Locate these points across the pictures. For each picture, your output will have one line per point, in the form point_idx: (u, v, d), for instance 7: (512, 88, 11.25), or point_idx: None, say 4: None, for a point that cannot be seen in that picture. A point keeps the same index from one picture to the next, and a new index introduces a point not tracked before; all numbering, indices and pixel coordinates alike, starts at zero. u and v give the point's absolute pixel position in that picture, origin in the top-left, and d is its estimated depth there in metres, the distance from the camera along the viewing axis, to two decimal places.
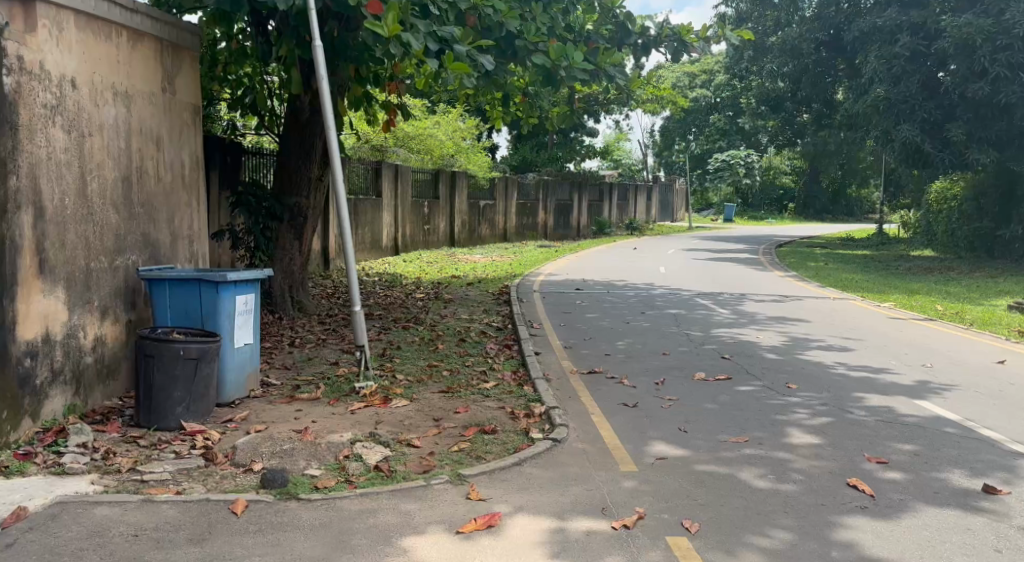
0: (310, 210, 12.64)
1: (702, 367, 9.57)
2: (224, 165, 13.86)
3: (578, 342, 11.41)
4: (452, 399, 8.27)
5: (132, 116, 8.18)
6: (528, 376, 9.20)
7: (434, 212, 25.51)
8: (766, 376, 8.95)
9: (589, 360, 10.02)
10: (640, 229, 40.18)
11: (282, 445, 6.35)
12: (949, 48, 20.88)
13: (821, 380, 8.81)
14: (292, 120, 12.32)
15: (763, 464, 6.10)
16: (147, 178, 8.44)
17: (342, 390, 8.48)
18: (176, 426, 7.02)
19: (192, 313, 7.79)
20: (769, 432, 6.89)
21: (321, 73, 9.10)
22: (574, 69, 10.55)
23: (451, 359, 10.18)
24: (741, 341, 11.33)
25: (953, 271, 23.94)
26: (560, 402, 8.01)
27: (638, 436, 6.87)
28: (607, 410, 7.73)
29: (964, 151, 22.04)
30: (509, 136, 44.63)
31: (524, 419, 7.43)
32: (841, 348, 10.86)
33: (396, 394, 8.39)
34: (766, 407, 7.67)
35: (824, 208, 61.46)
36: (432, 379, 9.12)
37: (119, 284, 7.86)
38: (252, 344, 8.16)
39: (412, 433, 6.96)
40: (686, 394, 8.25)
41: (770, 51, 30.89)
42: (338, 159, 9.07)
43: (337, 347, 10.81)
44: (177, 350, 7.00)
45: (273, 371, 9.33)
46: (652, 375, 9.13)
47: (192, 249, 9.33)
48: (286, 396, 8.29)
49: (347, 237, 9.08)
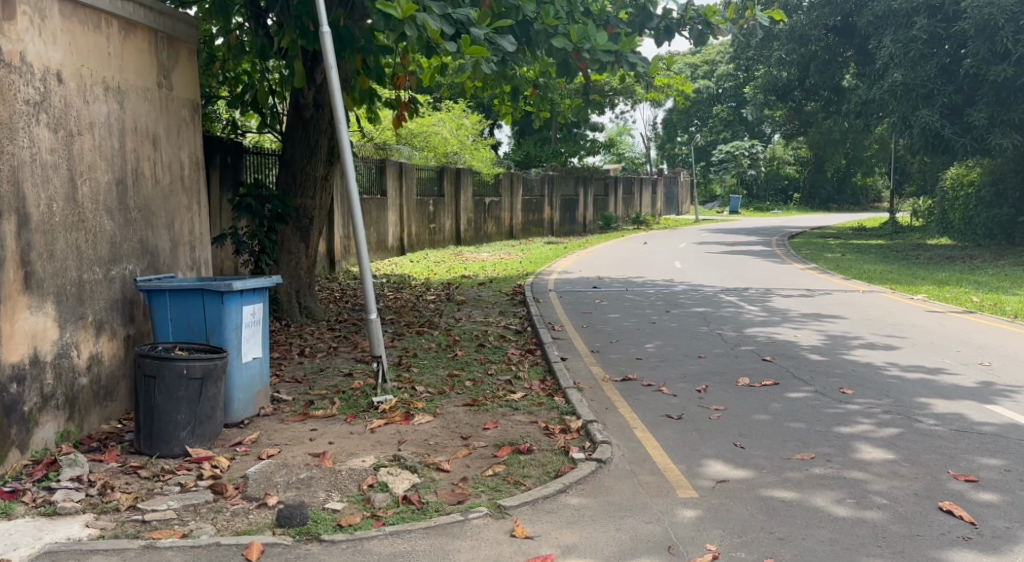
0: (316, 209, 11.97)
1: (744, 370, 9.02)
2: (226, 166, 13.23)
3: (605, 344, 10.79)
4: (478, 413, 7.62)
5: (125, 113, 7.53)
6: (557, 384, 8.54)
7: (439, 210, 24.83)
8: (816, 381, 8.41)
9: (621, 366, 9.42)
10: (647, 223, 39.49)
11: (299, 475, 5.72)
12: (969, 29, 20.18)
13: (877, 384, 8.29)
14: (296, 117, 11.72)
15: (838, 487, 5.63)
16: (143, 181, 7.80)
17: (360, 405, 7.85)
18: (180, 452, 6.37)
19: (194, 326, 7.15)
20: (836, 447, 6.39)
21: (329, 62, 8.41)
22: (597, 53, 9.89)
23: (472, 367, 9.53)
24: (779, 340, 10.76)
25: (977, 259, 23.28)
26: (597, 414, 7.38)
27: (690, 453, 6.32)
28: (651, 422, 7.13)
29: (986, 135, 21.29)
30: (510, 132, 43.77)
31: (561, 436, 6.79)
32: (886, 347, 10.33)
33: (418, 408, 7.74)
34: (825, 419, 7.15)
35: (830, 198, 59.87)
36: (455, 390, 8.47)
37: (115, 297, 7.23)
38: (261, 358, 7.52)
39: (439, 456, 6.32)
40: (734, 404, 7.67)
41: (778, 38, 30.15)
42: (348, 155, 8.40)
43: (350, 356, 10.19)
44: (178, 369, 6.34)
45: (283, 386, 8.69)
46: (692, 381, 8.54)
47: (193, 256, 8.69)
48: (298, 413, 7.65)
49: (359, 238, 8.38)
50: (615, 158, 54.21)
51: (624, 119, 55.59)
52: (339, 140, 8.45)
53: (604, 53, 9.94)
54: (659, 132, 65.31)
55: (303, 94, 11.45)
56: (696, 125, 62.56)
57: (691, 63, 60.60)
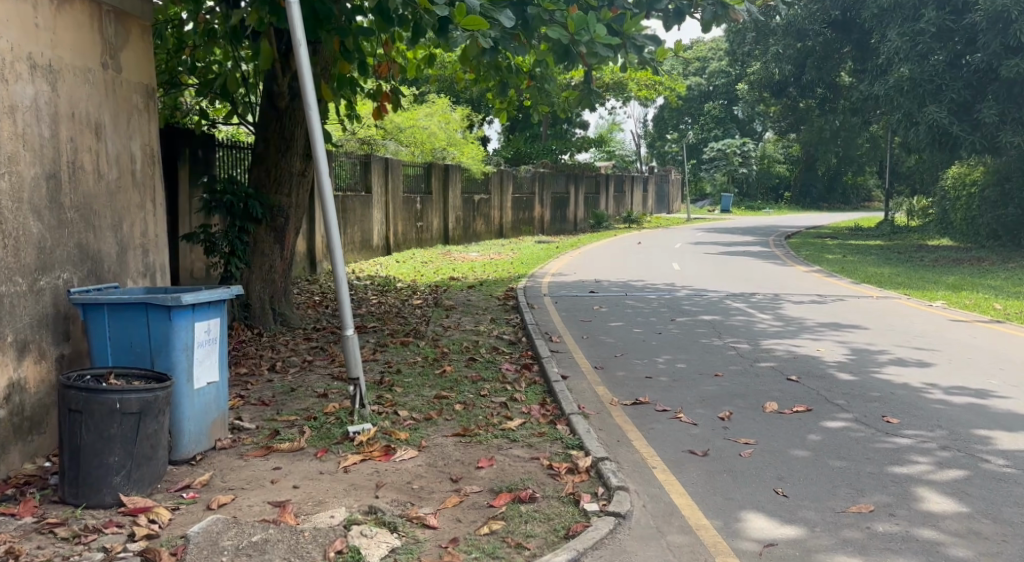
0: (292, 208, 10.90)
1: (769, 391, 8.00)
2: (196, 160, 12.11)
3: (608, 359, 9.75)
4: (471, 447, 6.56)
5: (58, 96, 6.52)
6: (559, 409, 7.50)
7: (426, 209, 23.72)
8: (854, 408, 7.41)
9: (629, 386, 8.36)
10: (638, 222, 38.57)
11: (251, 536, 4.72)
12: (980, 22, 19.25)
13: (923, 411, 7.30)
14: (269, 106, 10.67)
15: (912, 553, 4.68)
16: (84, 174, 6.78)
17: (332, 436, 6.79)
18: (112, 502, 5.32)
19: (137, 347, 6.08)
20: (897, 495, 5.40)
21: (298, 39, 7.31)
22: (596, 45, 8.66)
23: (462, 387, 8.45)
24: (800, 355, 9.73)
25: (985, 262, 22.35)
26: (608, 450, 6.35)
27: (723, 503, 5.31)
28: (672, 460, 6.10)
29: (996, 133, 20.36)
30: (499, 128, 42.62)
31: (568, 480, 5.77)
32: (920, 364, 9.32)
33: (400, 441, 6.68)
34: (876, 456, 6.17)
35: (821, 197, 59.25)
36: (443, 416, 7.42)
37: (44, 312, 6.21)
38: (218, 382, 6.45)
39: (425, 506, 5.31)
40: (765, 435, 6.65)
41: (774, 33, 29.21)
42: (321, 149, 7.31)
43: (326, 373, 9.10)
44: (110, 404, 5.28)
45: (246, 411, 7.60)
46: (713, 405, 7.52)
47: (147, 261, 7.63)
48: (261, 446, 6.58)
49: (334, 242, 7.29)
50: (607, 157, 53.20)
51: (615, 116, 54.58)
52: (309, 126, 7.35)
53: (603, 46, 8.72)
54: (648, 129, 64.36)
55: (276, 81, 10.43)
56: (687, 123, 61.67)
57: (681, 59, 59.72)
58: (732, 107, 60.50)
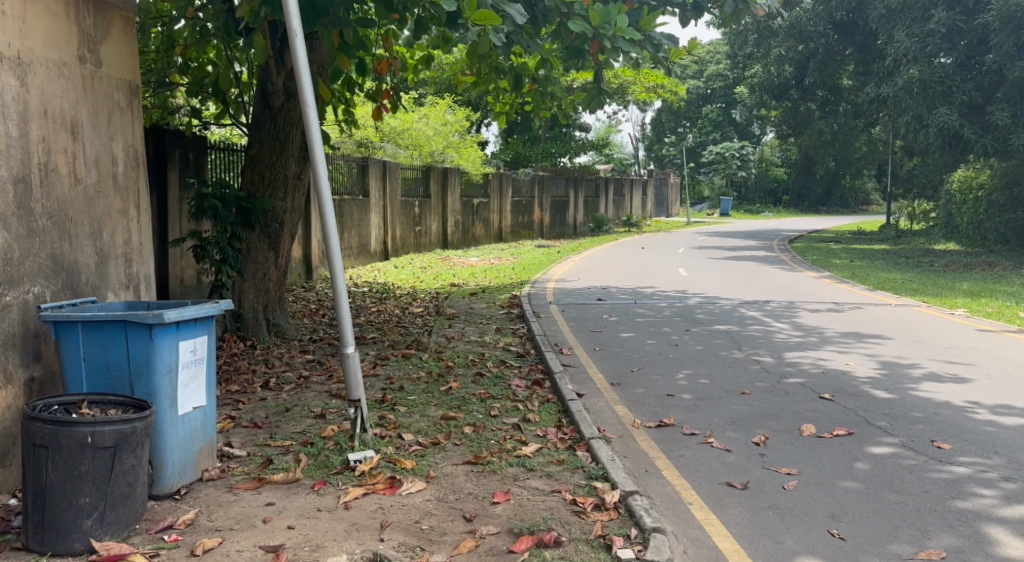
0: (287, 214, 10.29)
1: (803, 411, 7.40)
2: (187, 163, 11.51)
3: (624, 373, 9.14)
4: (484, 478, 5.94)
5: (29, 92, 5.94)
6: (578, 433, 6.88)
7: (425, 213, 23.12)
8: (899, 431, 6.81)
9: (651, 405, 7.76)
10: (638, 225, 37.98)
11: None
12: (993, 21, 18.64)
13: (975, 435, 6.70)
14: (263, 106, 10.08)
15: None
16: (58, 178, 6.19)
17: (331, 464, 6.17)
18: (83, 549, 4.73)
19: (115, 370, 5.47)
20: (968, 538, 4.89)
21: (294, 29, 6.68)
22: (618, 40, 8.07)
23: (470, 406, 7.83)
24: (829, 369, 9.11)
25: (996, 267, 21.77)
26: (637, 482, 5.75)
27: (773, 550, 4.82)
28: (710, 495, 5.53)
29: (1009, 135, 19.73)
30: (498, 131, 42.02)
31: (595, 518, 5.19)
32: (958, 380, 8.72)
33: (406, 470, 6.06)
34: (934, 488, 5.61)
35: (819, 201, 58.75)
36: (451, 440, 6.80)
37: (10, 332, 5.65)
38: (204, 407, 5.83)
39: (437, 553, 4.80)
40: (808, 464, 6.06)
41: (776, 35, 28.65)
42: (319, 150, 6.69)
43: (323, 390, 8.48)
44: (80, 438, 4.68)
45: (236, 435, 6.98)
46: (746, 428, 6.93)
47: (130, 272, 7.02)
48: (252, 477, 5.96)
49: (333, 252, 6.66)
50: (606, 160, 52.58)
51: (614, 119, 54.01)
52: (307, 126, 6.72)
53: (625, 42, 8.12)
54: (646, 132, 63.77)
55: (271, 79, 9.85)
56: (685, 126, 61.12)
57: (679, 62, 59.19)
58: (730, 111, 59.93)
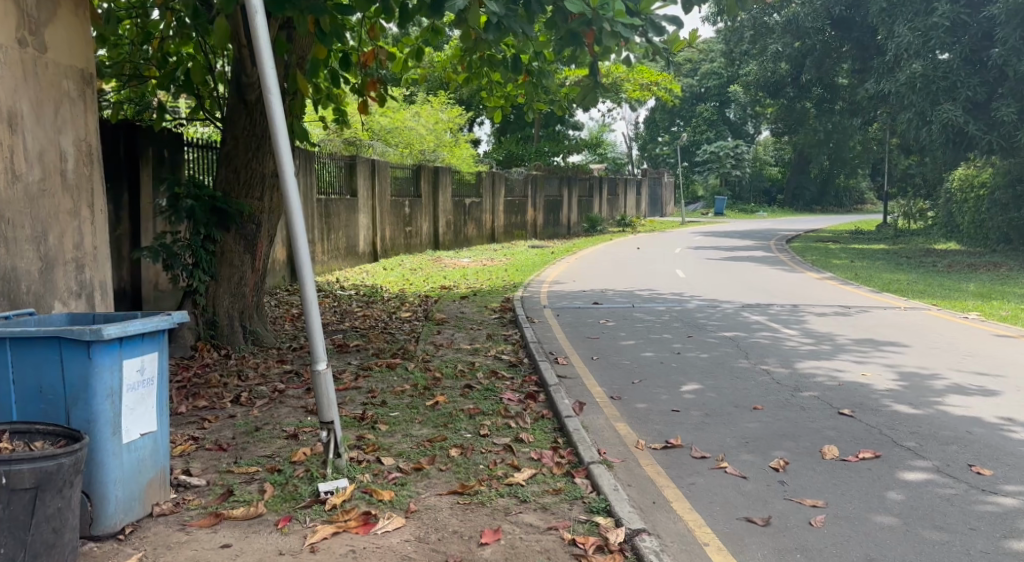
0: (265, 213, 9.57)
1: (823, 430, 6.73)
2: (161, 161, 10.78)
3: (625, 386, 8.45)
4: (472, 513, 5.26)
5: None
6: (576, 456, 6.20)
7: (415, 213, 22.43)
8: (930, 453, 6.15)
9: (656, 423, 7.09)
10: (633, 226, 37.28)
11: None
12: (1000, 14, 17.97)
13: (1015, 458, 6.04)
14: (239, 99, 9.36)
15: None
16: None
17: (297, 495, 5.47)
18: None
19: (49, 393, 4.78)
20: None
21: (254, 6, 5.95)
22: (617, 24, 7.36)
23: (458, 423, 7.14)
24: (845, 381, 8.44)
25: (1001, 268, 21.11)
26: (645, 518, 5.13)
27: None
28: (729, 535, 4.93)
29: (1015, 132, 19.02)
30: (490, 129, 41.24)
31: None
32: (985, 392, 8.06)
33: (384, 503, 5.38)
34: (980, 524, 4.97)
35: (813, 200, 58.02)
36: (435, 465, 6.11)
37: None
38: (156, 433, 5.13)
39: None
40: (835, 493, 5.42)
41: (773, 31, 27.96)
42: (284, 143, 5.98)
43: (299, 406, 7.77)
44: None
45: (198, 460, 6.28)
46: (762, 450, 6.26)
47: (82, 278, 6.33)
48: (210, 512, 5.28)
49: (302, 257, 5.98)
50: (600, 160, 51.88)
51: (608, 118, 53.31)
52: (270, 115, 5.99)
53: (625, 27, 7.43)
54: (640, 132, 63.07)
55: (245, 70, 9.13)
56: (679, 125, 60.38)
57: None
58: (725, 110, 59.25)
